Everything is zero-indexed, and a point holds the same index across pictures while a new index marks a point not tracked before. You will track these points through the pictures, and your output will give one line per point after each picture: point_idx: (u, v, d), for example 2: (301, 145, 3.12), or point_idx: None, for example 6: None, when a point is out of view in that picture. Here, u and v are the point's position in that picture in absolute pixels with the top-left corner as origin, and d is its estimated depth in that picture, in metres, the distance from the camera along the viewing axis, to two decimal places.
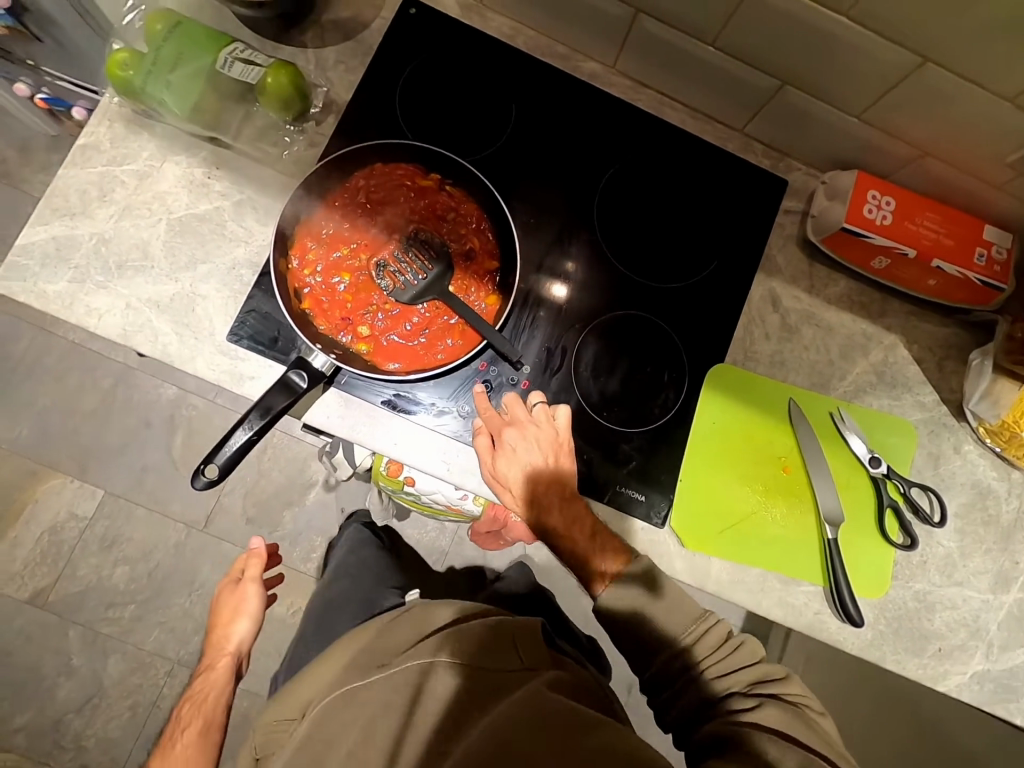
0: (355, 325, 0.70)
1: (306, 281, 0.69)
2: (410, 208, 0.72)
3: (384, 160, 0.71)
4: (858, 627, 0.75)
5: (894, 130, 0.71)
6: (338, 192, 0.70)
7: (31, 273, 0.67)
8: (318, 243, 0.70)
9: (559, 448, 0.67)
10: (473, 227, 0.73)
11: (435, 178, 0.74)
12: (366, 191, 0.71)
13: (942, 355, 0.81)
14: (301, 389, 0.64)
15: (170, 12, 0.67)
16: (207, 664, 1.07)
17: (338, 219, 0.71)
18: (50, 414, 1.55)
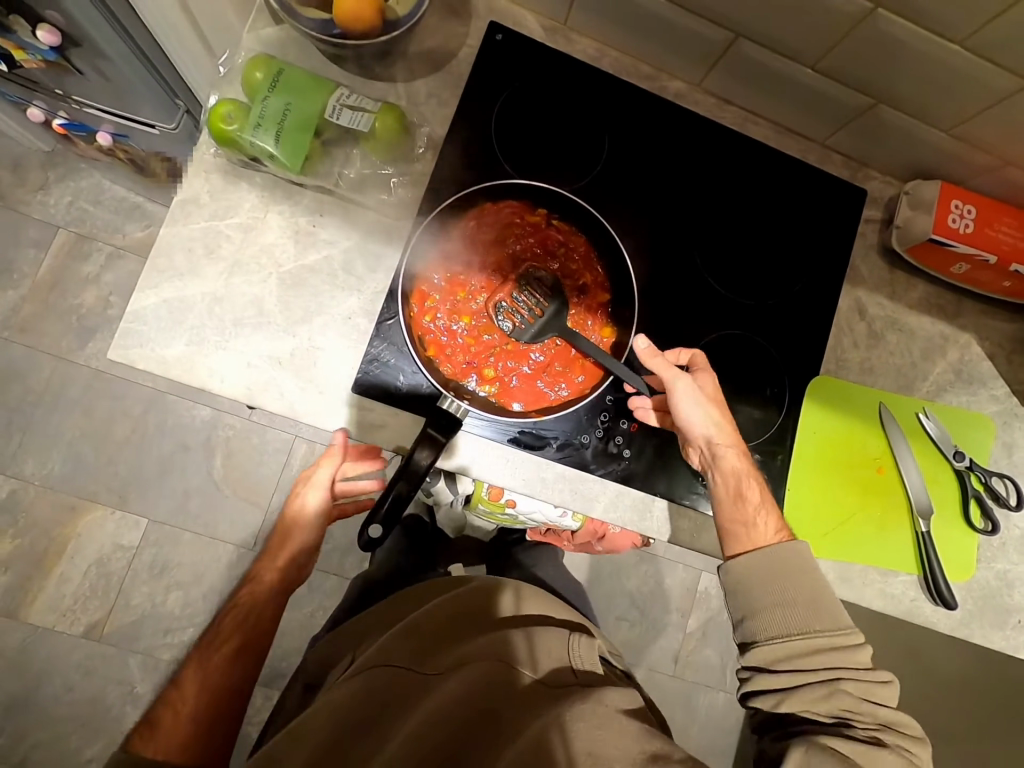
0: (480, 367, 0.73)
1: (428, 327, 0.72)
2: (524, 247, 0.76)
3: (493, 200, 0.74)
4: (951, 609, 0.80)
5: (981, 144, 0.75)
6: (451, 236, 0.73)
7: (147, 339, 0.66)
8: (440, 289, 0.73)
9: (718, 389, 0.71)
10: (585, 262, 0.76)
11: (543, 212, 0.76)
12: (477, 234, 0.74)
13: (1011, 349, 0.86)
14: (441, 440, 0.65)
15: (271, 59, 0.66)
16: (261, 571, 0.91)
17: (457, 263, 0.73)
18: (81, 447, 1.42)
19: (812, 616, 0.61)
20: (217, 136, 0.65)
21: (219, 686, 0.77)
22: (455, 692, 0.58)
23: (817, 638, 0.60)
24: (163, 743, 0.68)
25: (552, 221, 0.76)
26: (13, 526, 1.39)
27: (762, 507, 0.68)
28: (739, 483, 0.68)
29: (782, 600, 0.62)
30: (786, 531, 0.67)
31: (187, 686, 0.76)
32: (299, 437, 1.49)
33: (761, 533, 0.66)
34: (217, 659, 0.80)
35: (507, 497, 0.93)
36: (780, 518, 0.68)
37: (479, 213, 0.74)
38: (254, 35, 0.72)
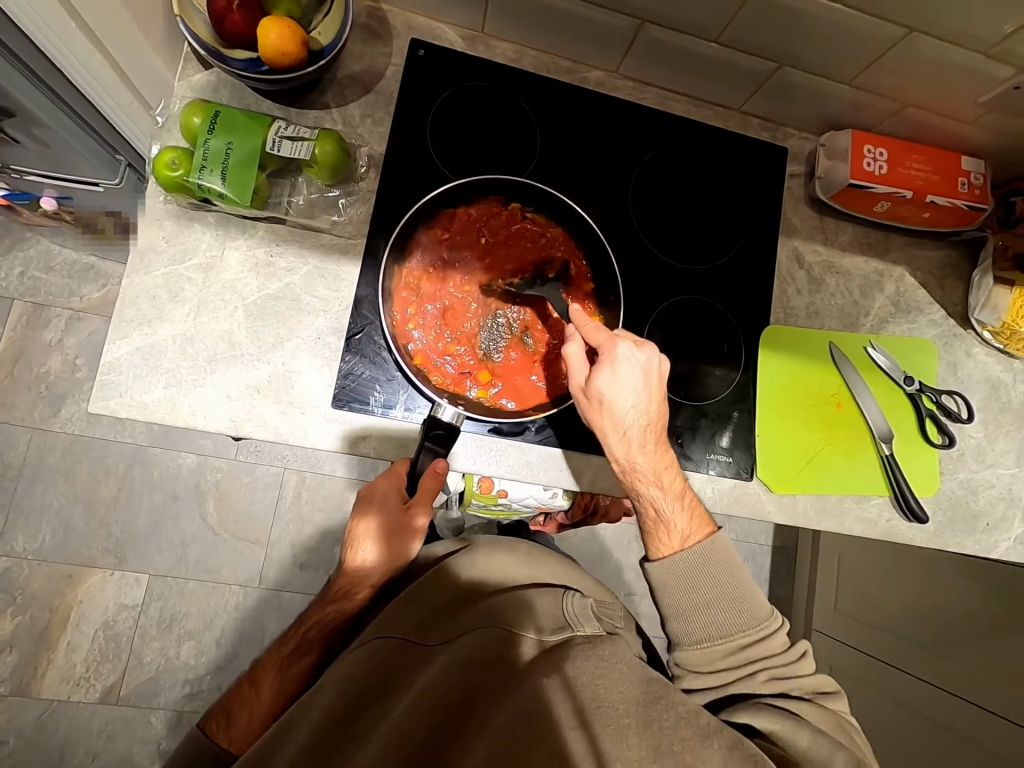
0: (473, 366, 0.77)
1: (417, 325, 0.76)
2: (503, 242, 0.80)
3: (462, 202, 0.78)
4: (923, 522, 0.85)
5: (882, 91, 0.81)
6: (421, 241, 0.76)
7: (126, 387, 0.68)
8: (421, 288, 0.76)
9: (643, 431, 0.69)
10: (566, 251, 0.80)
11: (517, 206, 0.80)
12: (448, 234, 0.78)
13: (941, 274, 0.92)
14: (443, 446, 0.70)
15: (206, 104, 0.69)
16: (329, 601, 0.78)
17: (439, 261, 0.77)
18: (70, 512, 1.41)
19: (731, 617, 0.67)
20: (164, 183, 0.68)
21: (296, 679, 0.73)
22: (453, 659, 0.60)
23: (733, 642, 0.66)
24: (242, 734, 0.68)
25: (526, 213, 0.80)
26: (13, 603, 1.37)
27: (681, 496, 0.71)
28: (656, 474, 0.70)
29: (701, 608, 0.68)
30: (699, 519, 0.71)
31: (265, 680, 0.72)
32: (288, 469, 1.51)
33: (675, 533, 0.70)
34: (304, 665, 0.74)
35: (498, 487, 0.97)
36: (693, 512, 0.71)
37: (451, 214, 0.78)
38: (186, 81, 0.77)
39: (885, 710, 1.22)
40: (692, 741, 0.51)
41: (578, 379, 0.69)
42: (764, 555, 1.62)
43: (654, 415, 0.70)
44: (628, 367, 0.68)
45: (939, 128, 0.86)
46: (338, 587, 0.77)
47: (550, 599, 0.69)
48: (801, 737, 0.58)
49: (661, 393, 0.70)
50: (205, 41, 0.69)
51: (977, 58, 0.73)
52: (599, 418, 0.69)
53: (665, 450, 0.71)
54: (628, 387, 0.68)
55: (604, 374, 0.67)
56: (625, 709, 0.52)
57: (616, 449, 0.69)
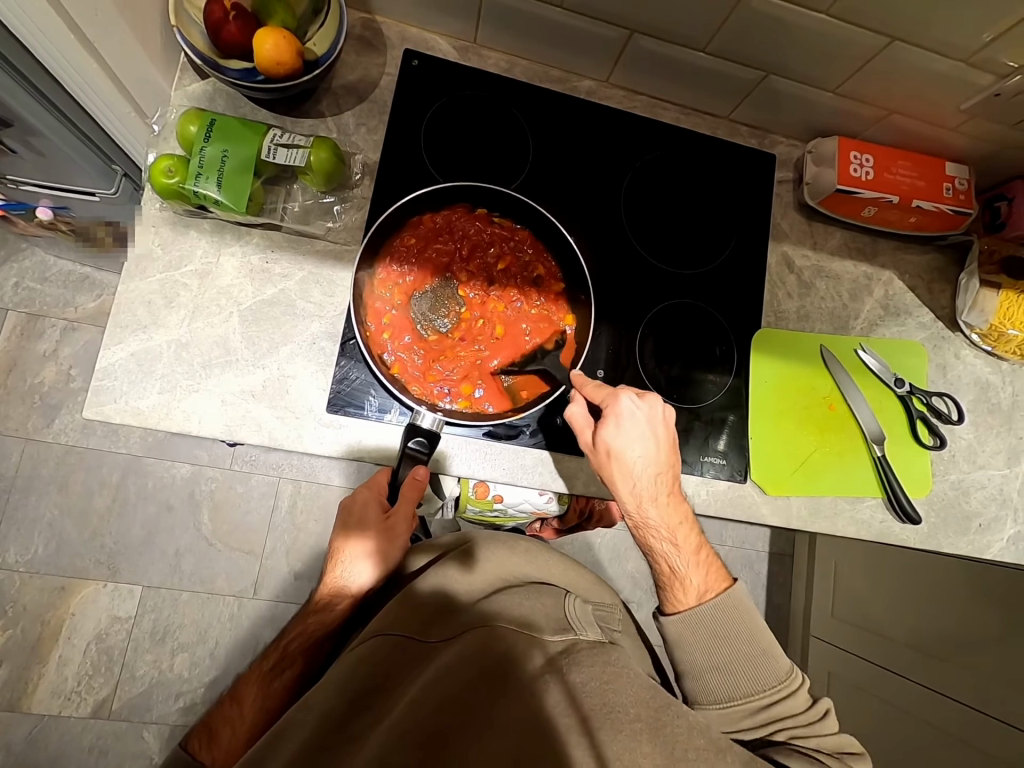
0: (447, 375, 0.76)
1: (387, 335, 0.75)
2: (473, 248, 0.80)
3: (433, 207, 0.78)
4: (916, 523, 0.86)
5: (867, 99, 0.83)
6: (397, 248, 0.77)
7: (120, 393, 0.68)
8: (394, 298, 0.77)
9: (658, 486, 0.69)
10: (536, 253, 0.81)
11: (483, 212, 0.80)
12: (420, 242, 0.78)
13: (929, 278, 0.94)
14: (424, 453, 0.70)
15: (203, 112, 0.70)
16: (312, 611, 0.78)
17: (412, 270, 0.78)
18: (63, 524, 1.40)
19: (747, 675, 0.67)
20: (160, 190, 0.68)
21: (277, 695, 0.72)
22: (454, 656, 0.61)
23: (757, 702, 0.66)
24: (226, 752, 0.66)
25: (494, 218, 0.81)
26: (4, 616, 1.36)
27: (696, 548, 0.70)
28: (670, 530, 0.69)
29: (719, 664, 0.67)
30: (715, 575, 0.71)
31: (247, 698, 0.71)
32: (284, 479, 1.50)
33: (692, 589, 0.70)
34: (287, 679, 0.73)
35: (494, 493, 0.97)
36: (710, 567, 0.71)
37: (418, 222, 0.78)
38: (182, 91, 0.78)
39: (883, 715, 1.22)
40: (707, 751, 0.53)
41: (584, 436, 0.70)
42: (761, 561, 1.62)
43: (665, 470, 0.69)
44: (635, 421, 0.68)
45: (923, 135, 0.87)
46: (320, 599, 0.78)
47: (551, 601, 0.71)
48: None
49: (671, 443, 0.70)
50: (200, 51, 0.70)
51: (958, 65, 0.74)
52: (606, 469, 0.69)
53: (680, 502, 0.71)
54: (636, 439, 0.68)
55: (610, 429, 0.68)
56: (635, 713, 0.55)
57: (629, 505, 0.69)
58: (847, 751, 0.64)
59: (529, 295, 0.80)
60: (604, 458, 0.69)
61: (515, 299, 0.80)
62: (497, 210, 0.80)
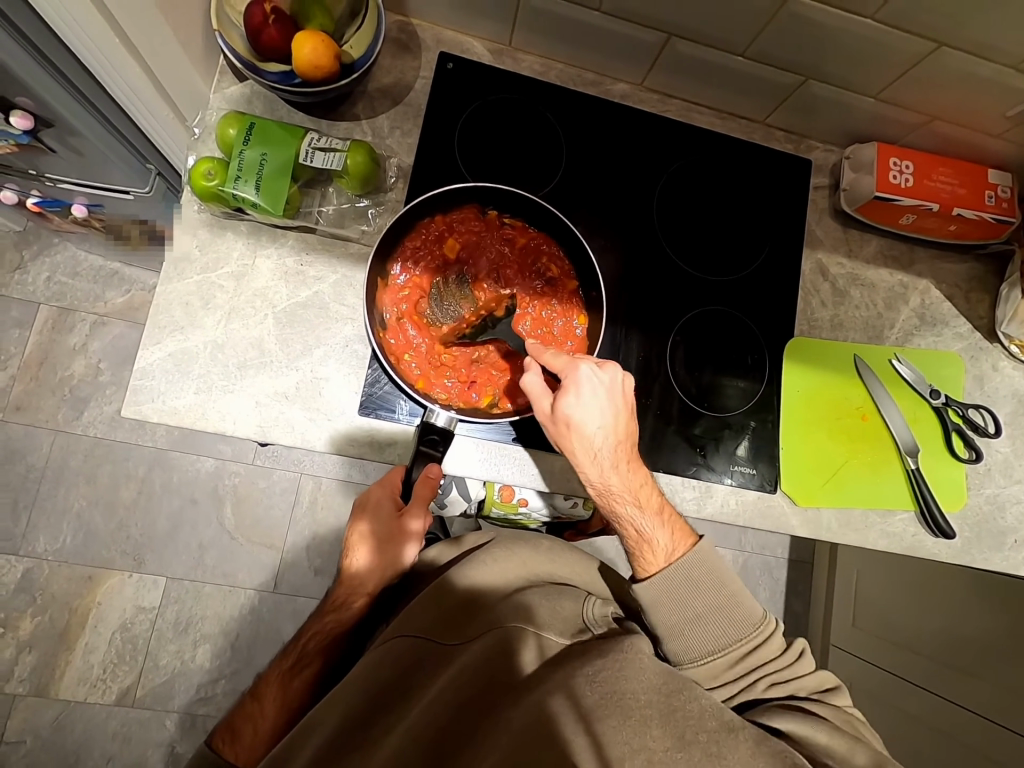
0: (466, 378, 0.76)
1: (398, 338, 0.75)
2: (485, 252, 0.79)
3: (443, 210, 0.77)
4: (950, 537, 0.84)
5: (908, 105, 0.81)
6: (410, 245, 0.76)
7: (158, 392, 0.69)
8: (405, 301, 0.76)
9: (619, 456, 0.68)
10: (549, 253, 0.79)
11: (496, 211, 0.79)
12: (436, 245, 0.77)
13: (967, 287, 0.92)
14: (437, 451, 0.70)
15: (242, 115, 0.70)
16: (329, 609, 0.78)
17: (424, 271, 0.77)
18: (91, 515, 1.43)
19: (719, 621, 0.66)
20: (199, 193, 0.69)
21: (298, 694, 0.73)
22: (474, 658, 0.60)
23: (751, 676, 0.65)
24: (248, 751, 0.68)
25: (505, 220, 0.79)
26: (33, 604, 1.39)
27: (659, 508, 0.70)
28: (633, 493, 0.69)
29: (691, 617, 0.66)
30: (681, 533, 0.70)
31: (268, 696, 0.72)
32: (305, 475, 1.51)
33: (659, 551, 0.68)
34: (306, 677, 0.74)
35: (519, 497, 0.98)
36: (675, 525, 0.70)
37: (428, 224, 0.77)
38: (220, 94, 0.79)
39: (901, 726, 1.20)
40: (720, 734, 0.51)
41: (543, 407, 0.68)
42: (780, 568, 1.60)
43: (621, 435, 0.68)
44: (591, 389, 0.67)
45: (965, 141, 0.85)
46: (336, 596, 0.78)
47: (570, 604, 0.68)
48: (818, 735, 0.57)
49: (626, 408, 0.69)
50: (240, 54, 0.70)
51: (1007, 72, 0.72)
52: (563, 438, 0.68)
53: (640, 471, 0.70)
54: (595, 409, 0.67)
55: (569, 398, 0.66)
56: (646, 699, 0.53)
57: (590, 473, 0.68)
58: (830, 687, 0.65)
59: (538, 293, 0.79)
60: (562, 428, 0.67)
61: (530, 300, 0.78)
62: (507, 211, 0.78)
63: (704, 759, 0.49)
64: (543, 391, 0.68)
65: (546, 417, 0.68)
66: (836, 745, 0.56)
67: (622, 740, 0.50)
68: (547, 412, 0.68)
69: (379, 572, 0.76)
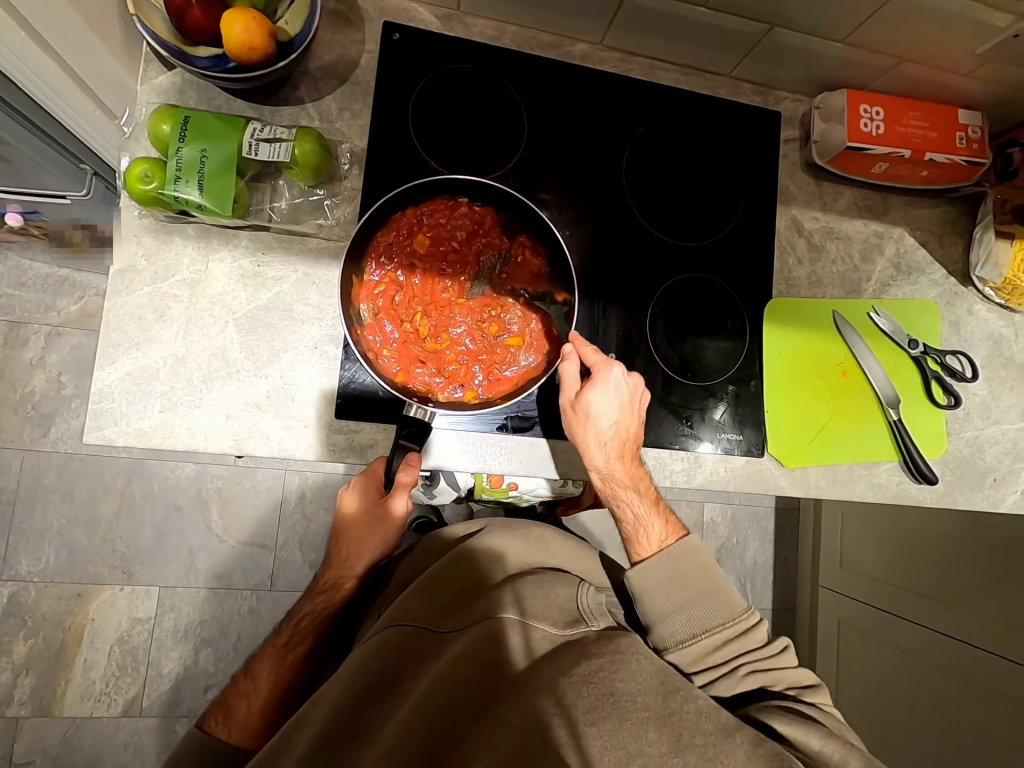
0: (443, 368, 0.73)
1: (375, 337, 0.71)
2: (456, 241, 0.74)
3: (414, 205, 0.72)
4: (933, 483, 0.85)
5: (876, 47, 0.78)
6: (382, 239, 0.71)
7: (121, 414, 0.65)
8: (379, 300, 0.72)
9: (627, 443, 0.71)
10: (519, 242, 0.75)
11: (465, 200, 0.74)
12: (408, 239, 0.73)
13: (940, 232, 0.91)
14: (417, 447, 0.68)
15: (175, 109, 0.65)
16: (323, 587, 0.80)
17: (396, 266, 0.72)
18: (72, 533, 1.39)
19: (706, 611, 0.68)
20: (137, 197, 0.64)
21: (291, 669, 0.74)
22: (467, 647, 0.59)
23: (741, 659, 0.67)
24: (242, 726, 0.69)
25: (475, 209, 0.74)
26: (24, 626, 1.36)
27: (656, 502, 0.72)
28: (634, 483, 0.71)
29: (684, 604, 0.68)
30: (673, 524, 0.73)
31: (263, 671, 0.73)
32: (290, 471, 1.49)
33: (653, 537, 0.72)
34: (300, 653, 0.75)
35: (509, 481, 0.96)
36: (668, 516, 0.73)
37: (398, 219, 0.72)
38: (149, 85, 0.71)
39: (890, 658, 1.25)
40: (715, 736, 0.51)
41: (568, 391, 0.71)
42: (768, 517, 1.63)
43: (629, 430, 0.70)
44: (615, 387, 0.69)
45: (935, 81, 0.83)
46: (326, 578, 0.80)
47: (564, 592, 0.68)
48: (810, 739, 0.57)
49: (640, 412, 0.71)
50: (166, 41, 0.64)
51: (975, 6, 0.70)
52: (576, 419, 0.70)
53: (640, 462, 0.72)
54: (612, 403, 0.69)
55: (595, 388, 0.68)
56: (644, 702, 0.52)
57: (596, 461, 0.70)
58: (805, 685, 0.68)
59: (512, 294, 0.75)
60: (578, 408, 0.70)
61: (502, 289, 0.75)
62: (475, 199, 0.73)
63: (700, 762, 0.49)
64: (572, 369, 0.70)
65: (563, 384, 0.71)
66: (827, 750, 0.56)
67: (618, 744, 0.49)
68: (567, 379, 0.70)
69: (369, 553, 0.77)
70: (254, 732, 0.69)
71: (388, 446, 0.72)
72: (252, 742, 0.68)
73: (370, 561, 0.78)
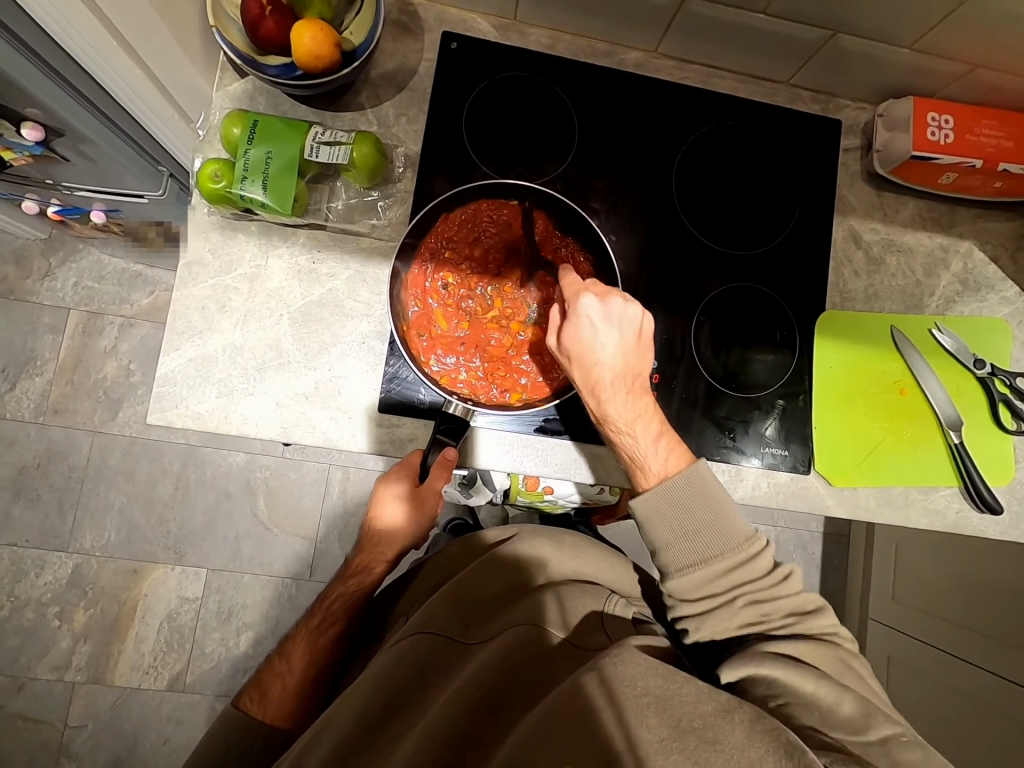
0: (484, 369, 0.74)
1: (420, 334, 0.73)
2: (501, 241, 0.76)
3: (464, 206, 0.73)
4: (997, 513, 0.80)
5: (946, 53, 0.75)
6: (430, 240, 0.73)
7: (180, 398, 0.69)
8: (426, 299, 0.73)
9: (626, 377, 0.68)
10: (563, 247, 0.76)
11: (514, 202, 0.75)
12: (454, 236, 0.74)
13: (1014, 246, 0.86)
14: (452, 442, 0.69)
15: (245, 113, 0.69)
16: (353, 570, 0.80)
17: (443, 264, 0.74)
18: (132, 512, 1.47)
19: (706, 540, 0.64)
20: (207, 195, 0.69)
21: (322, 651, 0.76)
22: (490, 658, 0.59)
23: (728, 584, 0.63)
24: (275, 707, 0.72)
25: (522, 211, 0.75)
26: (85, 597, 1.45)
27: (658, 435, 0.69)
28: (630, 421, 0.68)
29: (681, 534, 0.65)
30: (679, 458, 0.69)
31: (295, 654, 0.75)
32: (334, 466, 1.53)
33: (652, 470, 0.68)
34: (331, 635, 0.77)
35: (544, 485, 0.95)
36: (673, 450, 0.69)
37: (447, 219, 0.73)
38: (223, 91, 0.76)
39: (945, 702, 1.17)
40: (713, 716, 0.48)
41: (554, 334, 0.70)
42: (816, 542, 1.56)
43: (631, 363, 0.69)
44: (604, 317, 0.68)
45: (1011, 88, 0.79)
46: (357, 562, 0.80)
47: (591, 603, 0.67)
48: (804, 685, 0.54)
49: (641, 342, 0.69)
50: (240, 51, 0.69)
51: None
52: (569, 359, 0.69)
53: (643, 398, 0.70)
54: (607, 331, 0.67)
55: (576, 321, 0.67)
56: (643, 685, 0.50)
57: (590, 394, 0.68)
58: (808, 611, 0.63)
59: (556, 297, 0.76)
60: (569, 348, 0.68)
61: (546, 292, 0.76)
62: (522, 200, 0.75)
63: (700, 748, 0.46)
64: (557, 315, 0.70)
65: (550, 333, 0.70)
66: (820, 694, 0.53)
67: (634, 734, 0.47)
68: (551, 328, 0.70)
69: (399, 540, 0.78)
70: (288, 712, 0.72)
71: (426, 437, 0.73)
72: (284, 721, 0.71)
73: (400, 546, 0.79)
